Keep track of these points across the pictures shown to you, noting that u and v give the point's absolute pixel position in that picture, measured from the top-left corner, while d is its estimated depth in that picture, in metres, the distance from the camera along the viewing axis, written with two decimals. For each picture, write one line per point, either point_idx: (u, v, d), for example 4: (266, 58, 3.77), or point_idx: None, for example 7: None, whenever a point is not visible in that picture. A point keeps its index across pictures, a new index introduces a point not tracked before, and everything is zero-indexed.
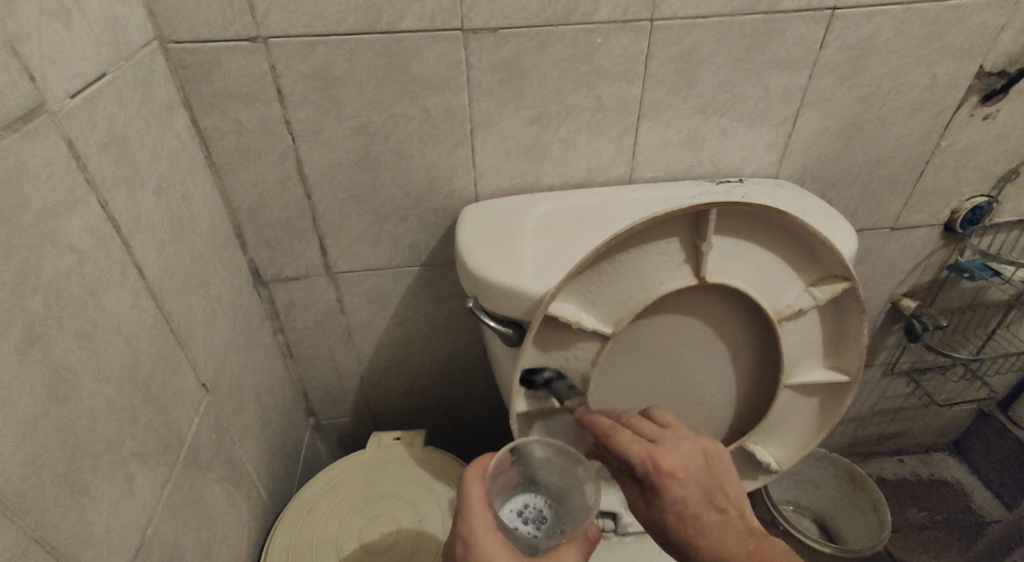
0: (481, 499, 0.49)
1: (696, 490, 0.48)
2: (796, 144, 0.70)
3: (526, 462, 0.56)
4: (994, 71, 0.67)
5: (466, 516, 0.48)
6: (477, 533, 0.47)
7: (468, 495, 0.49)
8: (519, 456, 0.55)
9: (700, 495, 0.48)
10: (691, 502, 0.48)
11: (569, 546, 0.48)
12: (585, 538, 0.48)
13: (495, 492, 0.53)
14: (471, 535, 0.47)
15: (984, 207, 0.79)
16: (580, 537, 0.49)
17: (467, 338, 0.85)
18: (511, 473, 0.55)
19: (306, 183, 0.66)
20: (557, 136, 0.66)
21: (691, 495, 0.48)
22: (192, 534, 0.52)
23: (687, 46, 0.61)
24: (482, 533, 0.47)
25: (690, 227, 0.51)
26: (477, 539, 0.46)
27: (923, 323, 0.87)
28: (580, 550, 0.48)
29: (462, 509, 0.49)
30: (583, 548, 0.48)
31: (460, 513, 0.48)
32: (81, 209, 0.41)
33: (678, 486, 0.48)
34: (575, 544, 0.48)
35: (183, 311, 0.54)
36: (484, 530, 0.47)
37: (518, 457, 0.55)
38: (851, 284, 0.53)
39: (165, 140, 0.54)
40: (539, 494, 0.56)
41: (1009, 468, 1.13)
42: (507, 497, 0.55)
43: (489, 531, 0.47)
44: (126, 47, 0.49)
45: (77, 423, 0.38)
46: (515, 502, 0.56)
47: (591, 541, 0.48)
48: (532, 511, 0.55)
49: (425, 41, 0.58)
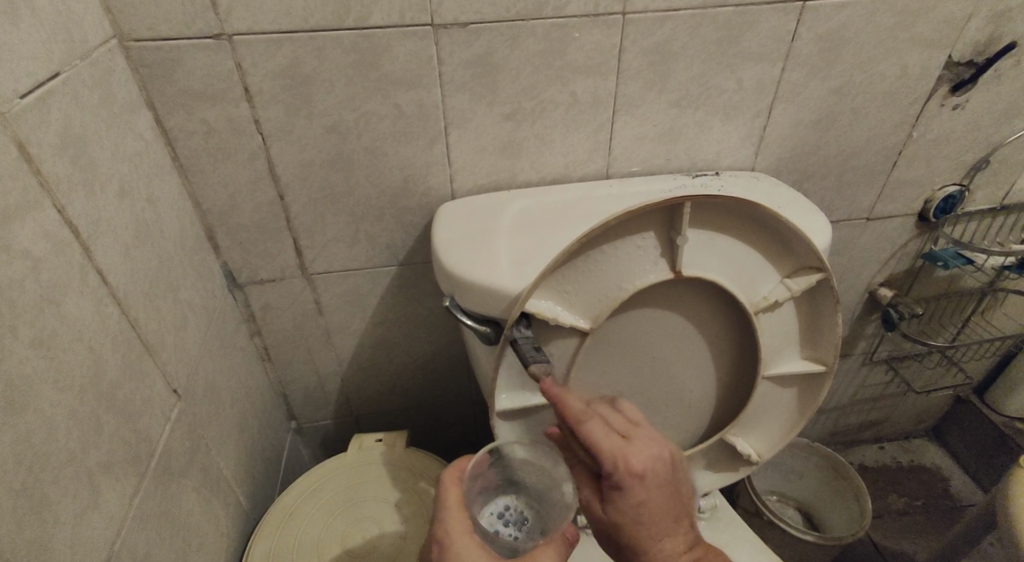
0: (457, 502, 0.48)
1: (660, 494, 0.44)
2: (772, 136, 0.70)
3: (504, 464, 0.56)
4: (961, 61, 0.68)
5: (441, 519, 0.48)
6: (452, 536, 0.46)
7: (444, 498, 0.49)
8: (497, 457, 0.56)
9: (663, 501, 0.44)
10: (653, 508, 0.44)
11: (547, 547, 0.47)
12: (562, 539, 0.47)
13: (475, 494, 0.54)
14: (446, 539, 0.46)
15: (956, 196, 0.80)
16: (557, 538, 0.47)
17: (448, 337, 0.84)
18: (490, 475, 0.56)
19: (278, 183, 0.65)
20: (532, 132, 0.66)
21: (655, 500, 0.44)
22: (165, 544, 0.51)
23: (661, 39, 0.61)
24: (457, 536, 0.46)
25: (665, 221, 0.51)
26: (452, 542, 0.46)
27: (899, 312, 0.89)
28: (557, 552, 0.46)
29: (437, 512, 0.48)
30: (560, 550, 0.47)
31: (436, 517, 0.48)
32: (35, 214, 0.39)
33: (644, 487, 0.43)
34: (554, 546, 0.46)
35: (150, 317, 0.53)
36: (459, 533, 0.46)
37: (497, 459, 0.56)
38: (824, 275, 0.54)
39: (127, 141, 0.52)
40: (520, 496, 0.57)
41: (984, 453, 1.15)
42: (486, 500, 0.55)
43: (462, 533, 0.46)
44: (82, 46, 0.47)
45: (35, 435, 0.37)
46: (494, 505, 0.56)
47: (569, 542, 0.47)
48: (512, 513, 0.55)
49: (394, 36, 0.57)
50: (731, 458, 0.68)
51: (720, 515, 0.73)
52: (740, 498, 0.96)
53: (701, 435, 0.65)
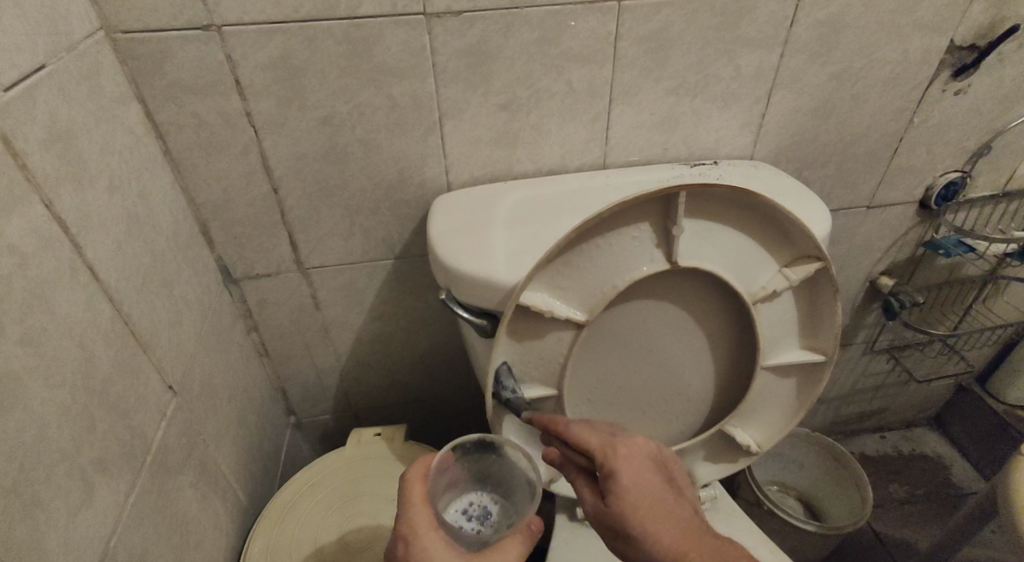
0: (422, 500, 0.48)
1: (652, 481, 0.47)
2: (771, 123, 0.69)
3: (469, 459, 0.56)
4: (964, 45, 0.67)
5: (407, 515, 0.48)
6: (418, 533, 0.46)
7: (408, 494, 0.49)
8: (463, 452, 0.55)
9: (656, 489, 0.47)
10: (649, 494, 0.46)
11: (512, 541, 0.47)
12: (528, 532, 0.48)
13: (440, 490, 0.54)
14: (412, 536, 0.46)
15: (957, 182, 0.79)
16: (521, 531, 0.48)
17: (446, 329, 0.83)
18: (456, 471, 0.56)
19: (272, 177, 0.64)
20: (528, 122, 0.65)
21: (649, 486, 0.46)
22: (162, 541, 0.51)
23: (657, 26, 0.60)
24: (422, 534, 0.47)
25: (661, 210, 0.50)
26: (417, 539, 0.46)
27: (901, 301, 0.88)
28: (522, 545, 0.47)
29: (402, 510, 0.48)
30: (526, 543, 0.47)
31: (401, 514, 0.48)
32: (20, 208, 0.39)
33: (635, 472, 0.47)
34: (519, 537, 0.47)
35: (144, 312, 0.53)
36: (425, 529, 0.47)
37: (463, 453, 0.56)
38: (823, 264, 0.53)
39: (117, 135, 0.52)
40: (488, 489, 0.57)
41: (985, 440, 1.15)
42: (454, 493, 0.55)
43: (426, 527, 0.47)
44: (67, 38, 0.47)
45: (26, 433, 0.37)
46: (464, 499, 0.56)
47: (534, 534, 0.48)
48: (481, 506, 0.55)
49: (386, 26, 0.56)
50: (732, 449, 0.68)
51: (720, 507, 0.73)
52: (740, 488, 0.96)
53: (699, 426, 0.65)
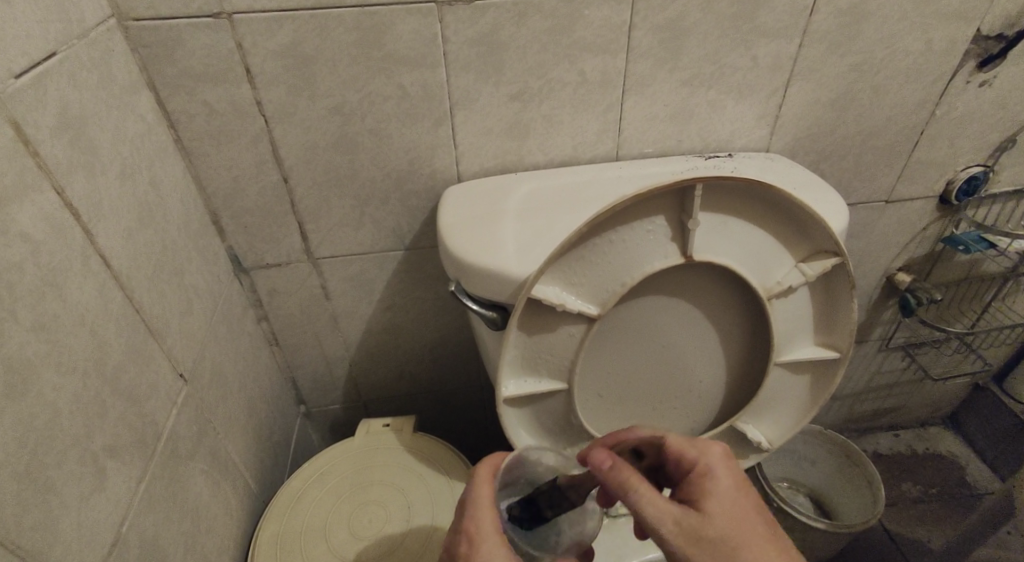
0: (490, 504, 0.46)
1: (733, 488, 0.45)
2: (788, 115, 0.68)
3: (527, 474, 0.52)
4: (991, 34, 0.65)
5: (472, 515, 0.45)
6: (483, 536, 0.44)
7: (477, 494, 0.46)
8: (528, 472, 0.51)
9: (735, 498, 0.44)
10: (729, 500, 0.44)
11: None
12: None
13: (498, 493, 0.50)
14: (476, 538, 0.45)
15: (979, 177, 0.77)
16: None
17: (454, 321, 0.83)
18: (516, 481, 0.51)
19: (283, 166, 0.64)
20: (539, 112, 0.64)
21: (730, 492, 0.44)
22: (173, 526, 0.51)
23: (673, 15, 0.59)
24: (486, 539, 0.44)
25: (676, 203, 0.49)
26: (481, 543, 0.44)
27: (917, 297, 0.86)
28: None
29: (468, 507, 0.46)
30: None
31: (467, 512, 0.46)
32: (31, 196, 0.39)
33: (720, 475, 0.45)
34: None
35: (154, 300, 0.53)
36: (490, 536, 0.45)
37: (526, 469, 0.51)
38: (841, 260, 0.52)
39: (128, 123, 0.52)
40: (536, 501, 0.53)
41: (1002, 441, 1.13)
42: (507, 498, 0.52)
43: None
44: (79, 25, 0.47)
45: (39, 418, 0.37)
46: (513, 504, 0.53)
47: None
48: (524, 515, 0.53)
49: (398, 14, 0.55)
50: (742, 446, 0.67)
51: None
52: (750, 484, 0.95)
53: (710, 422, 0.64)
